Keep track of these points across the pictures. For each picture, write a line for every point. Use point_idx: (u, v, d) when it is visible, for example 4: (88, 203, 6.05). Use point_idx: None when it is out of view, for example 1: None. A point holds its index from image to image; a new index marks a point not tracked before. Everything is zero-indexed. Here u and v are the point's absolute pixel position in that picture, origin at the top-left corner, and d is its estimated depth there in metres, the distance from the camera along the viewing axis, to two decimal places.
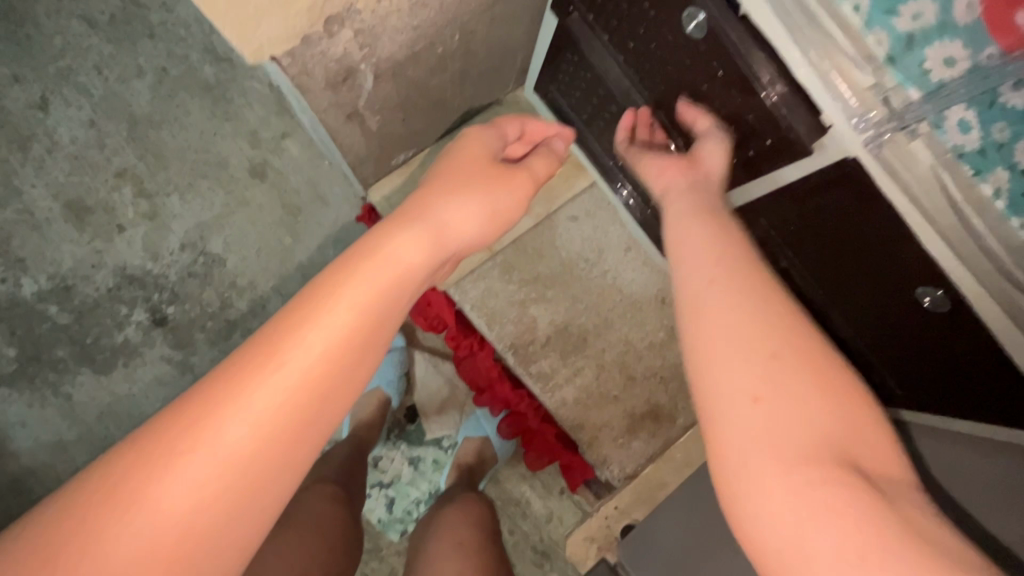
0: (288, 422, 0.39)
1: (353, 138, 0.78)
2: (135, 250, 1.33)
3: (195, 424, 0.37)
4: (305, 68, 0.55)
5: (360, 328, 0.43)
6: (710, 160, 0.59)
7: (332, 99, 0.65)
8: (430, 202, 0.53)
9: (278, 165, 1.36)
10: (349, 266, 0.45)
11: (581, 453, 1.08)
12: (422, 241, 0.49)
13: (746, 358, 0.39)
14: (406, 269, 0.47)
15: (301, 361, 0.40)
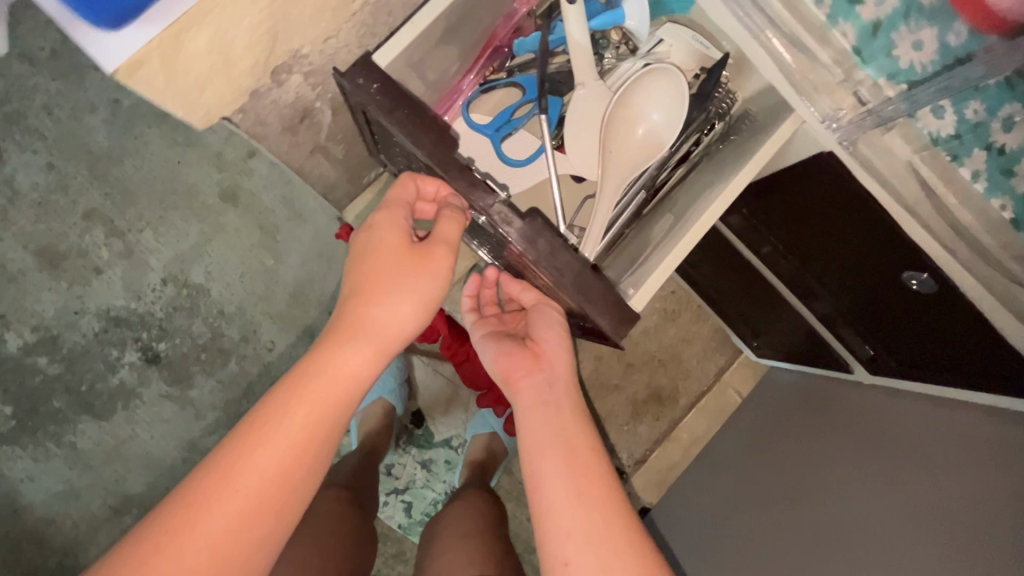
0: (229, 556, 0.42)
1: (320, 168, 0.76)
2: (116, 291, 1.30)
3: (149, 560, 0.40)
4: (259, 118, 0.53)
5: (297, 462, 0.45)
6: (549, 344, 0.59)
7: (291, 141, 0.63)
8: (364, 297, 0.50)
9: (249, 186, 1.33)
10: (292, 388, 0.46)
11: None
12: (365, 352, 0.48)
13: (588, 553, 0.47)
14: (346, 387, 0.48)
15: (230, 513, 0.43)
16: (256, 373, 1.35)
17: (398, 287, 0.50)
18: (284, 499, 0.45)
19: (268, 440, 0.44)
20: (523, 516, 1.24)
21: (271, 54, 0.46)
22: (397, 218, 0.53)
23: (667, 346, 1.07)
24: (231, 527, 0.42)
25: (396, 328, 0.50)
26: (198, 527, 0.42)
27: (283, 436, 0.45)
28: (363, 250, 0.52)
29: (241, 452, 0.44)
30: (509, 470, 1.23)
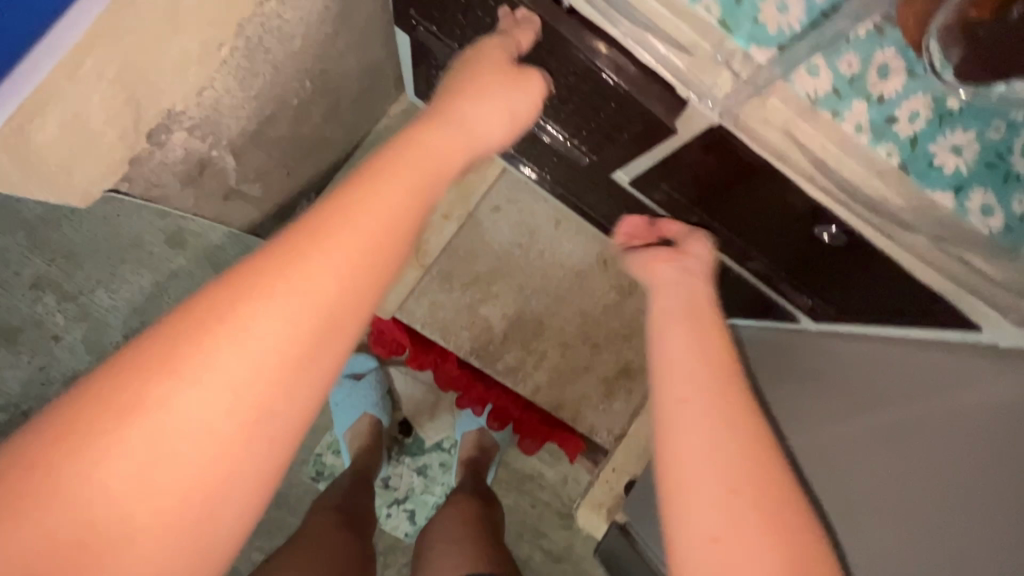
0: (308, 339, 0.33)
1: (241, 209, 0.75)
2: (79, 355, 1.29)
3: (211, 326, 0.31)
4: (152, 180, 0.53)
5: (358, 283, 0.35)
6: (697, 248, 0.56)
7: (196, 192, 0.62)
8: (456, 101, 0.46)
9: (194, 228, 1.31)
10: (386, 154, 0.38)
11: (570, 426, 1.09)
12: (456, 140, 0.43)
13: (727, 406, 0.42)
14: (445, 161, 0.42)
15: (325, 278, 0.34)
16: None
17: (488, 95, 0.48)
18: (344, 323, 0.34)
19: (341, 236, 0.34)
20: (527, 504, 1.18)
21: (138, 122, 0.45)
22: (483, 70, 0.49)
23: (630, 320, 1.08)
24: (285, 346, 0.32)
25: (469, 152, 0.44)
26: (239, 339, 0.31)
27: (346, 242, 0.34)
28: (459, 85, 0.48)
29: (295, 252, 0.33)
30: (503, 463, 1.18)
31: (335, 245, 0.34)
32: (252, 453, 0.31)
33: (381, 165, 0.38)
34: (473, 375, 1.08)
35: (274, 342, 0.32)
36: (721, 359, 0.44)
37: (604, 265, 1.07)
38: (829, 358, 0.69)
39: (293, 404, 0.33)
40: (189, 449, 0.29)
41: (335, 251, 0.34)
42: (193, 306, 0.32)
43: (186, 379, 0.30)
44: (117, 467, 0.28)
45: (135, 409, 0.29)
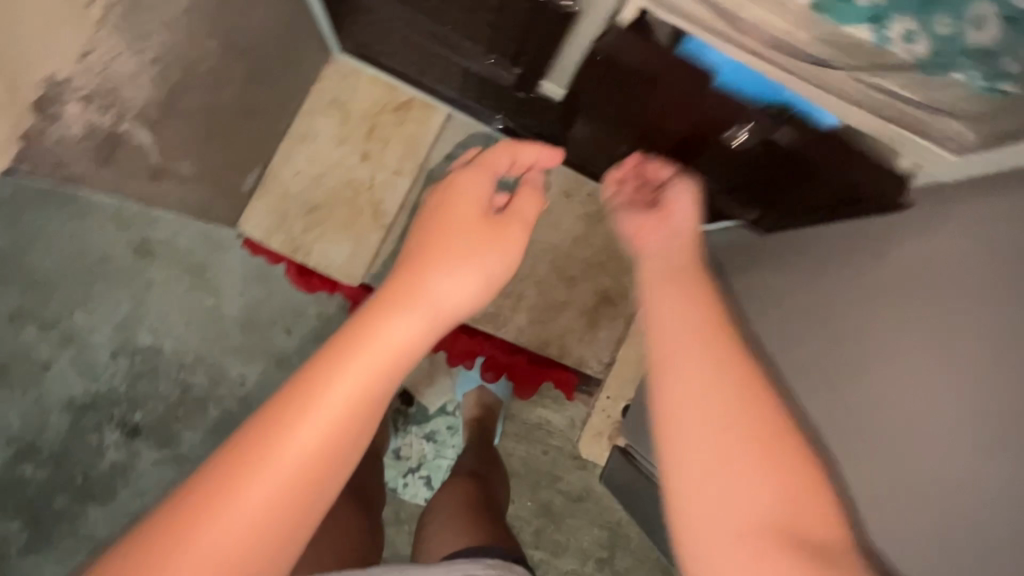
0: (279, 519, 0.38)
1: (179, 191, 0.74)
2: (71, 379, 1.29)
3: (201, 511, 0.37)
4: (60, 159, 0.51)
5: (340, 437, 0.40)
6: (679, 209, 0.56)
7: (117, 171, 0.60)
8: (427, 266, 0.46)
9: (160, 234, 1.30)
10: (346, 345, 0.41)
11: (560, 363, 1.09)
12: (419, 322, 0.43)
13: (712, 373, 0.41)
14: (405, 352, 0.43)
15: (289, 468, 0.39)
16: (238, 410, 1.33)
17: (462, 253, 0.47)
18: (331, 466, 0.40)
19: (299, 431, 0.39)
20: (538, 452, 1.19)
21: (19, 90, 0.44)
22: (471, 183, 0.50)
23: (602, 248, 1.08)
24: (281, 490, 0.38)
25: (461, 299, 0.46)
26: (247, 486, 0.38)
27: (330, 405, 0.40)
28: (423, 235, 0.48)
29: (264, 444, 0.39)
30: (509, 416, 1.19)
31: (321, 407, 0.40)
32: None
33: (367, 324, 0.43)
34: (457, 329, 1.08)
35: (269, 488, 0.38)
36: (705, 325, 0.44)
37: (567, 197, 1.06)
38: (793, 238, 0.68)
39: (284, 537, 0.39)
40: None
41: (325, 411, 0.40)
42: (196, 484, 0.38)
43: (205, 529, 0.37)
44: None
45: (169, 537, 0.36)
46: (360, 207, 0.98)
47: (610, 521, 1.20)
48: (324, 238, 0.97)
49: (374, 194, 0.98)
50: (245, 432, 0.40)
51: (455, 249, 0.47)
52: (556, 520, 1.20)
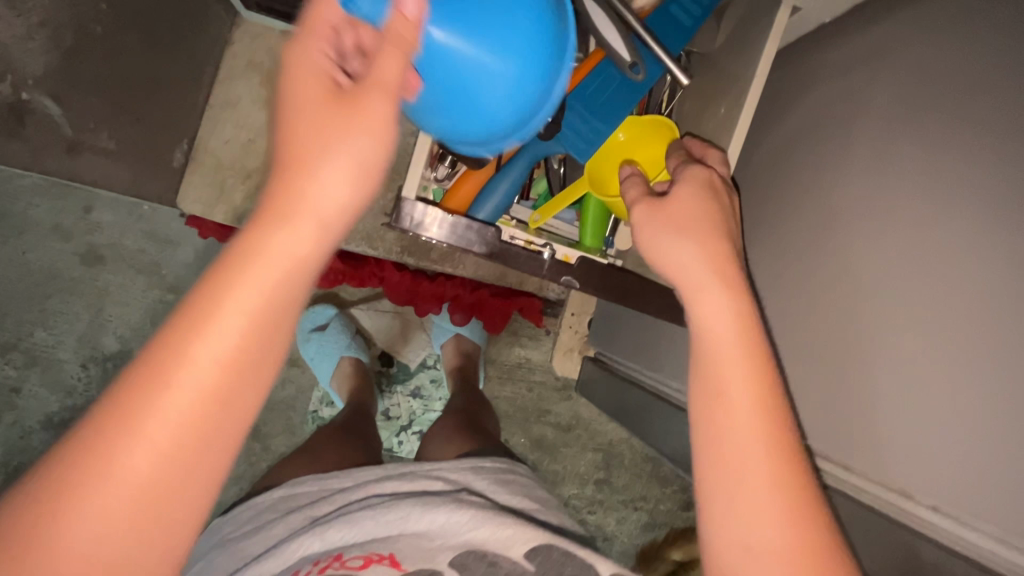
0: (177, 466, 0.31)
1: None
2: (45, 398, 1.38)
3: (75, 477, 0.29)
4: None
5: (208, 414, 0.31)
6: (677, 200, 0.51)
7: None
8: (302, 165, 0.36)
9: (104, 240, 1.39)
10: (226, 268, 0.32)
11: (521, 291, 1.14)
12: (309, 230, 0.34)
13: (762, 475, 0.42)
14: (297, 263, 0.34)
15: (174, 420, 0.30)
16: None
17: (338, 143, 0.36)
18: (224, 422, 0.32)
19: (172, 372, 0.30)
20: (523, 390, 1.22)
21: None
22: (313, 49, 0.39)
23: None
24: (135, 499, 0.30)
25: (343, 206, 0.36)
26: (86, 505, 0.29)
27: (196, 374, 0.31)
28: (294, 127, 0.37)
29: (134, 393, 0.30)
30: (489, 360, 1.21)
31: (182, 378, 0.30)
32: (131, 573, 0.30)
33: (233, 252, 0.33)
34: (418, 275, 1.10)
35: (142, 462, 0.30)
36: (753, 406, 0.43)
37: None
38: (699, 112, 0.69)
39: (164, 521, 0.31)
40: (89, 542, 0.29)
41: (183, 384, 0.30)
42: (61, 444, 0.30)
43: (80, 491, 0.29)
44: None
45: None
46: None
47: (603, 442, 1.25)
48: None
49: None
50: (121, 378, 0.31)
51: (315, 131, 0.36)
52: (551, 452, 1.23)
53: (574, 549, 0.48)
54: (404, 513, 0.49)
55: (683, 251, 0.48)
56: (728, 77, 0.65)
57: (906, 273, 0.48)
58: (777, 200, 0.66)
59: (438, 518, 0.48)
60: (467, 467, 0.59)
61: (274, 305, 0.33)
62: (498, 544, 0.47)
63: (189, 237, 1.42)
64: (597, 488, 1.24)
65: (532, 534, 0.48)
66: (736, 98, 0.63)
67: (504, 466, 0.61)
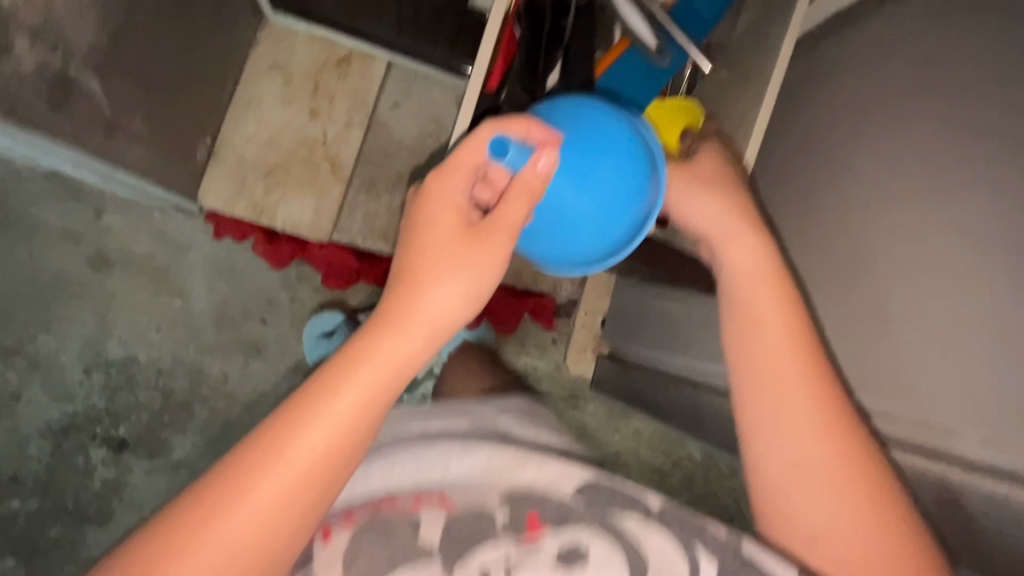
0: (285, 523, 0.39)
1: (134, 154, 0.74)
2: (45, 405, 1.36)
3: (214, 515, 0.38)
4: (33, 122, 0.55)
5: (309, 483, 0.39)
6: (704, 165, 0.58)
7: (73, 122, 0.60)
8: (418, 283, 0.44)
9: (114, 245, 1.39)
10: (345, 362, 0.41)
11: (534, 291, 1.15)
12: (413, 339, 0.43)
13: (800, 428, 0.46)
14: (398, 368, 0.42)
15: (291, 484, 0.39)
16: (225, 406, 1.41)
17: (451, 270, 0.44)
18: (323, 493, 0.40)
19: (293, 447, 0.39)
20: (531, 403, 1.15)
21: None
22: (449, 184, 0.46)
23: None
24: (245, 539, 0.38)
25: (443, 322, 0.44)
26: (209, 542, 0.37)
27: (303, 449, 0.39)
28: (417, 245, 0.45)
29: (265, 458, 0.39)
30: None
31: (299, 453, 0.39)
32: None
33: (355, 350, 0.42)
34: None
35: (261, 516, 0.38)
36: (785, 358, 0.47)
37: None
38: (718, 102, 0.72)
39: (264, 567, 0.39)
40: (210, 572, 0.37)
41: (300, 459, 0.39)
42: (211, 484, 0.39)
43: (215, 527, 0.38)
44: None
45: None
46: (317, 163, 1.00)
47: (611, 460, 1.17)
48: (286, 199, 0.99)
49: (328, 149, 1.00)
50: (257, 437, 0.40)
51: (437, 255, 0.44)
52: None
53: (621, 483, 0.50)
54: (446, 452, 0.54)
55: (704, 207, 0.55)
56: (748, 67, 0.67)
57: (946, 215, 0.47)
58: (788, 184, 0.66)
59: (479, 460, 0.52)
60: (495, 408, 0.63)
61: (376, 403, 0.41)
62: (543, 483, 0.50)
63: (198, 242, 1.43)
64: None
65: (580, 473, 0.51)
66: (758, 84, 0.65)
67: (527, 403, 0.67)
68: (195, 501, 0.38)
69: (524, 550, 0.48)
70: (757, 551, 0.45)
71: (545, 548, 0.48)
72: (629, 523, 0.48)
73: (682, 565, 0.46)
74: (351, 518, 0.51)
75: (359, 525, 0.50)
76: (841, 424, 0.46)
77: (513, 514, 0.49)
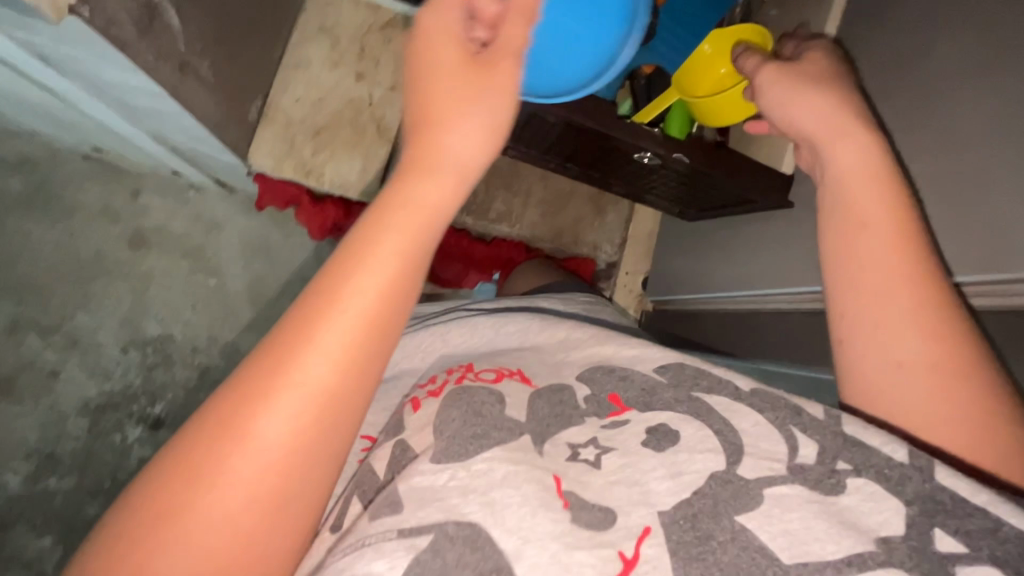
0: (348, 376, 0.38)
1: (201, 98, 0.76)
2: (83, 383, 1.36)
3: (271, 379, 0.37)
4: (123, 43, 0.56)
5: (369, 332, 0.39)
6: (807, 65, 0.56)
7: (154, 51, 0.62)
8: (436, 126, 0.44)
9: (151, 224, 1.41)
10: (378, 214, 0.41)
11: (573, 253, 1.14)
12: (445, 179, 0.43)
13: (904, 300, 0.46)
14: (433, 208, 0.42)
15: (342, 335, 0.38)
16: None
17: (469, 108, 0.45)
18: (380, 340, 0.40)
19: (340, 299, 0.38)
20: None
21: None
22: (445, 19, 0.45)
23: None
24: (311, 394, 0.37)
25: (471, 159, 0.45)
26: (278, 395, 0.37)
27: (354, 297, 0.39)
28: (428, 92, 0.45)
29: (313, 317, 0.38)
30: None
31: (348, 303, 0.38)
32: (305, 468, 0.38)
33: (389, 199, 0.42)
34: (473, 237, 1.11)
35: (321, 375, 0.37)
36: (893, 237, 0.48)
37: None
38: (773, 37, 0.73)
39: (333, 423, 0.38)
40: (281, 433, 0.36)
41: (352, 309, 0.38)
42: (259, 355, 0.38)
43: (276, 388, 0.37)
44: (225, 483, 0.36)
45: (208, 453, 0.36)
46: (363, 124, 1.02)
47: None
48: (335, 159, 1.02)
49: (374, 111, 1.02)
50: (299, 304, 0.39)
51: (450, 97, 0.45)
52: None
53: (709, 368, 0.52)
54: (525, 326, 0.64)
55: (808, 105, 0.53)
56: None
57: None
58: None
59: (556, 331, 0.62)
60: (561, 299, 0.75)
61: (415, 242, 0.41)
62: (624, 359, 0.56)
63: (233, 221, 1.44)
64: None
65: (665, 355, 0.55)
66: None
67: (590, 300, 0.78)
68: (248, 371, 0.37)
69: (612, 427, 0.49)
70: (860, 432, 0.43)
71: (632, 422, 0.49)
72: (717, 399, 0.49)
73: (779, 446, 0.44)
74: (437, 393, 0.54)
75: (445, 398, 0.52)
76: (945, 308, 0.45)
77: (595, 392, 0.53)
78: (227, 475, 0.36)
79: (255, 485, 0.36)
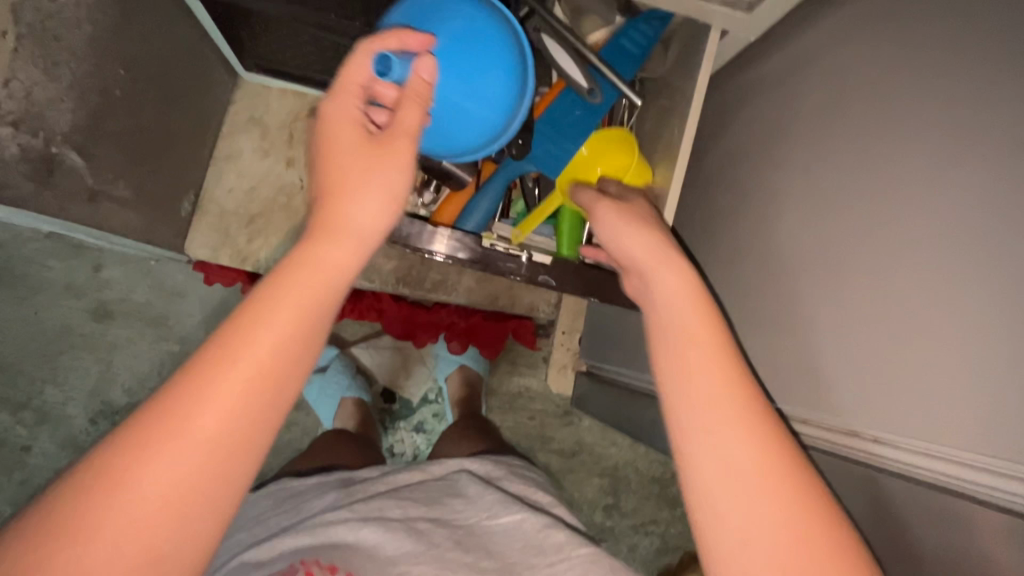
0: (241, 423, 0.38)
1: (119, 216, 0.80)
2: (54, 454, 1.41)
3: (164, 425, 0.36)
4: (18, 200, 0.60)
5: (265, 384, 0.39)
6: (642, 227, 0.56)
7: (53, 195, 0.66)
8: (347, 188, 0.46)
9: (114, 296, 1.45)
10: (286, 272, 0.42)
11: (512, 314, 1.19)
12: (346, 246, 0.45)
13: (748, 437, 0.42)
14: (336, 270, 0.43)
15: (239, 385, 0.38)
16: None
17: (371, 176, 0.47)
18: (282, 391, 0.40)
19: (236, 352, 0.38)
20: (524, 418, 1.22)
21: None
22: (344, 99, 0.49)
23: None
24: (209, 439, 0.37)
25: (374, 223, 0.46)
26: (164, 452, 0.36)
27: (257, 346, 0.39)
28: (330, 159, 0.47)
29: (207, 369, 0.38)
30: (490, 392, 1.22)
31: (246, 353, 0.38)
32: (195, 521, 0.37)
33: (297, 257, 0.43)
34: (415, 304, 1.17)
35: (214, 421, 0.37)
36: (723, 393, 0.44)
37: None
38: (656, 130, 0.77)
39: (226, 472, 0.38)
40: (171, 477, 0.36)
41: (249, 358, 0.38)
42: (158, 398, 0.38)
43: (167, 436, 0.36)
44: (102, 530, 0.34)
45: (97, 490, 0.35)
46: (294, 208, 1.05)
47: (608, 467, 1.23)
48: (268, 243, 1.04)
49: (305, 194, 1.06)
50: (202, 350, 0.39)
51: (353, 169, 0.47)
52: (558, 480, 1.21)
53: None
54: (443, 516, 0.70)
55: (656, 275, 0.51)
56: (671, 96, 0.72)
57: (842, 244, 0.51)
58: (725, 203, 0.71)
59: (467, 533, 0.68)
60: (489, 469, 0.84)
61: (316, 299, 0.42)
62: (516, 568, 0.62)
63: (195, 288, 1.49)
64: (606, 514, 1.22)
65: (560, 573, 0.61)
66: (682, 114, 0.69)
67: (517, 468, 0.87)
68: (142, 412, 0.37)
69: None
70: None
71: None
72: None
73: None
74: None
75: None
76: (794, 471, 0.41)
77: None
78: (109, 518, 0.34)
79: (138, 530, 0.35)
